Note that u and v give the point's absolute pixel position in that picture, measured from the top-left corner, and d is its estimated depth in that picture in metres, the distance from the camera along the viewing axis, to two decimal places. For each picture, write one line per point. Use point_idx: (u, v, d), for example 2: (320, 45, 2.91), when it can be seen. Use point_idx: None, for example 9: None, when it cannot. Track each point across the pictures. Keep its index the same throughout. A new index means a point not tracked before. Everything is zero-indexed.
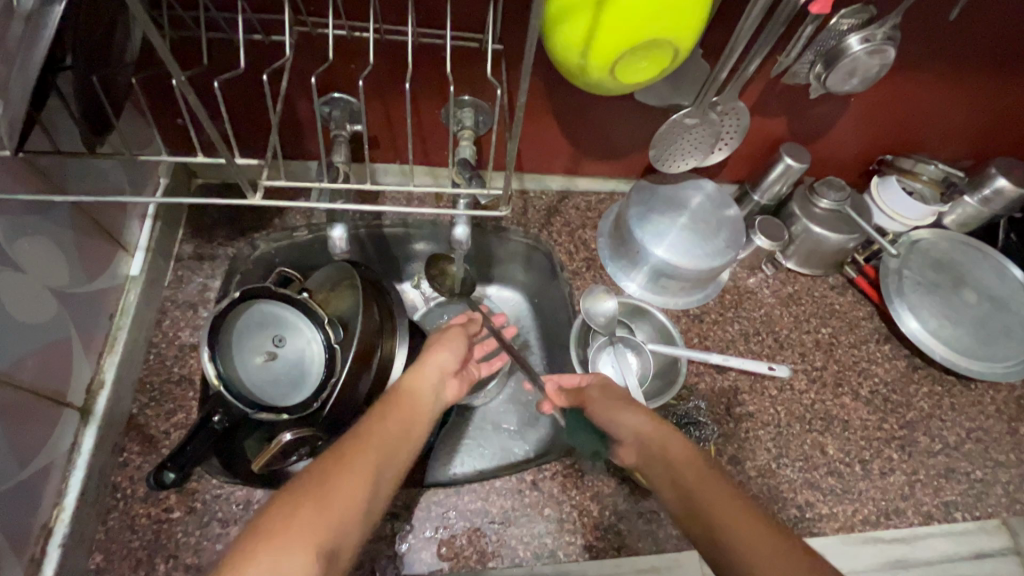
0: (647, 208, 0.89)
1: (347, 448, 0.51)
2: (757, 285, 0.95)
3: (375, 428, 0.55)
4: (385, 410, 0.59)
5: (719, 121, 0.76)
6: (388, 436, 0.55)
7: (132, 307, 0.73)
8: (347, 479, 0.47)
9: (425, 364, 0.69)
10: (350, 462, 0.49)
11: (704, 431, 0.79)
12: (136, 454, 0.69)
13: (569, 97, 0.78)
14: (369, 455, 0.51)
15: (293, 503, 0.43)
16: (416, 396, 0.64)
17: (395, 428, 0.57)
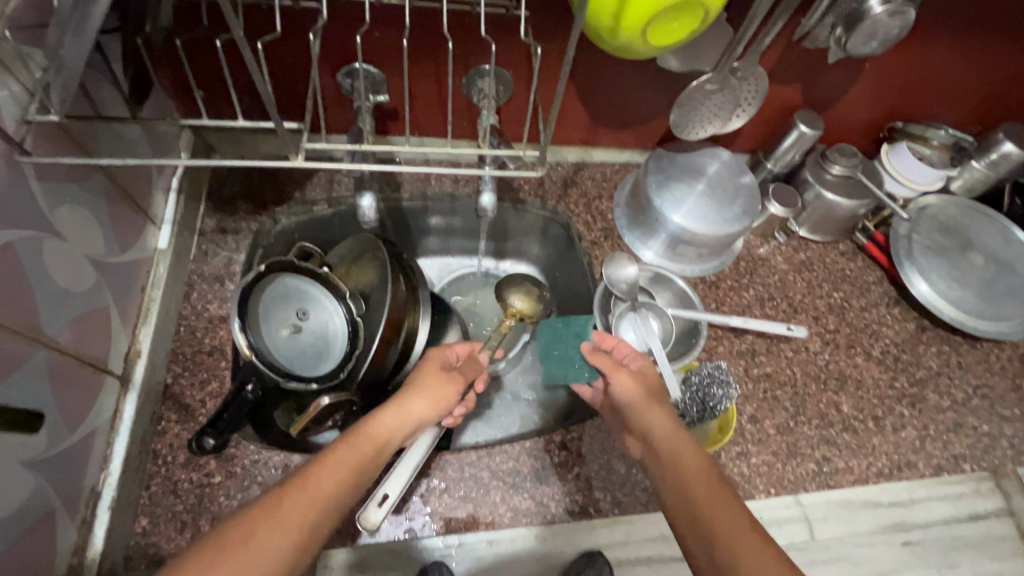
0: (665, 175, 0.90)
1: (289, 499, 0.49)
2: (770, 252, 0.97)
3: (326, 475, 0.52)
4: (346, 450, 0.56)
5: (739, 87, 0.76)
6: (337, 489, 0.52)
7: (163, 279, 0.73)
8: (273, 540, 0.45)
9: (403, 406, 0.63)
10: (286, 518, 0.47)
11: (728, 389, 0.79)
12: (174, 422, 0.70)
13: (590, 65, 0.79)
14: (308, 510, 0.49)
15: (210, 562, 0.42)
16: (379, 440, 0.59)
17: (348, 478, 0.53)
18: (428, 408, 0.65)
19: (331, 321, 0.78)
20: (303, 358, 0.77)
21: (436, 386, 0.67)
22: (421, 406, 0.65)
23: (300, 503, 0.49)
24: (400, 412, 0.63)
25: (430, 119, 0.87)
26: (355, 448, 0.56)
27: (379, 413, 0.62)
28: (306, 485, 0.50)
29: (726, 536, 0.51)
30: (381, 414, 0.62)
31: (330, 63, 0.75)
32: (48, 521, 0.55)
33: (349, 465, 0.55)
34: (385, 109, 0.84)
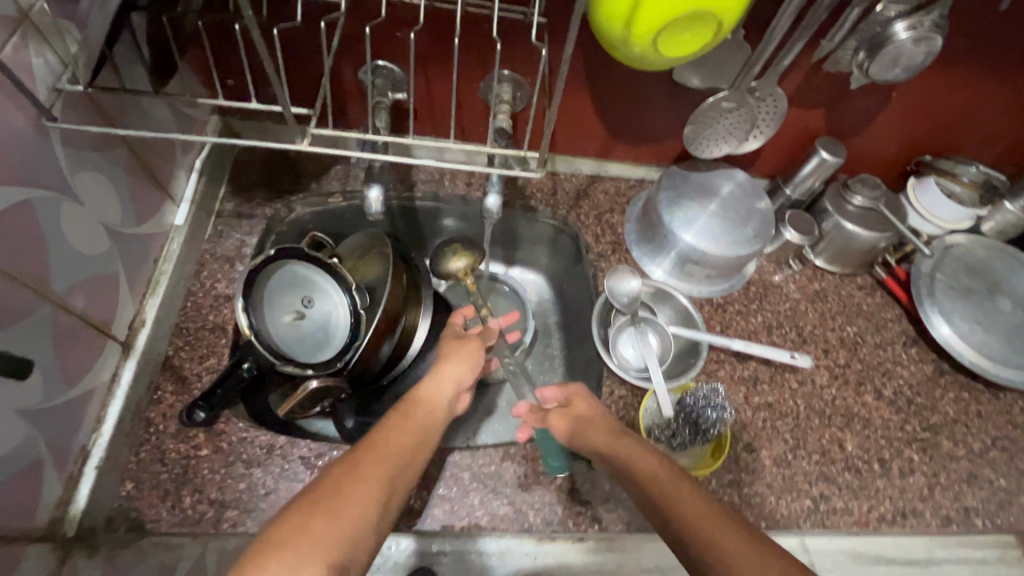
0: (677, 193, 0.89)
1: (360, 458, 0.53)
2: (783, 280, 0.94)
3: (388, 438, 0.57)
4: (399, 418, 0.61)
5: (756, 107, 0.75)
6: (400, 447, 0.57)
7: (175, 254, 0.76)
8: (360, 488, 0.49)
9: (440, 373, 0.70)
10: (362, 471, 0.51)
11: (719, 406, 0.77)
12: (169, 392, 0.72)
13: (606, 77, 0.79)
14: (382, 463, 0.53)
15: (301, 516, 0.45)
16: (428, 407, 0.65)
17: (407, 439, 0.58)
18: (463, 370, 0.72)
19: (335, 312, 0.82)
20: (303, 344, 0.81)
21: (460, 348, 0.74)
22: (457, 369, 0.72)
23: (373, 457, 0.54)
24: (438, 379, 0.69)
25: (447, 122, 0.88)
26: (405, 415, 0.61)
27: (421, 386, 0.68)
28: (372, 446, 0.55)
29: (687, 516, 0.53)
30: (419, 388, 0.67)
31: (353, 60, 0.78)
32: (36, 472, 0.56)
33: (407, 427, 0.60)
34: (403, 110, 0.86)
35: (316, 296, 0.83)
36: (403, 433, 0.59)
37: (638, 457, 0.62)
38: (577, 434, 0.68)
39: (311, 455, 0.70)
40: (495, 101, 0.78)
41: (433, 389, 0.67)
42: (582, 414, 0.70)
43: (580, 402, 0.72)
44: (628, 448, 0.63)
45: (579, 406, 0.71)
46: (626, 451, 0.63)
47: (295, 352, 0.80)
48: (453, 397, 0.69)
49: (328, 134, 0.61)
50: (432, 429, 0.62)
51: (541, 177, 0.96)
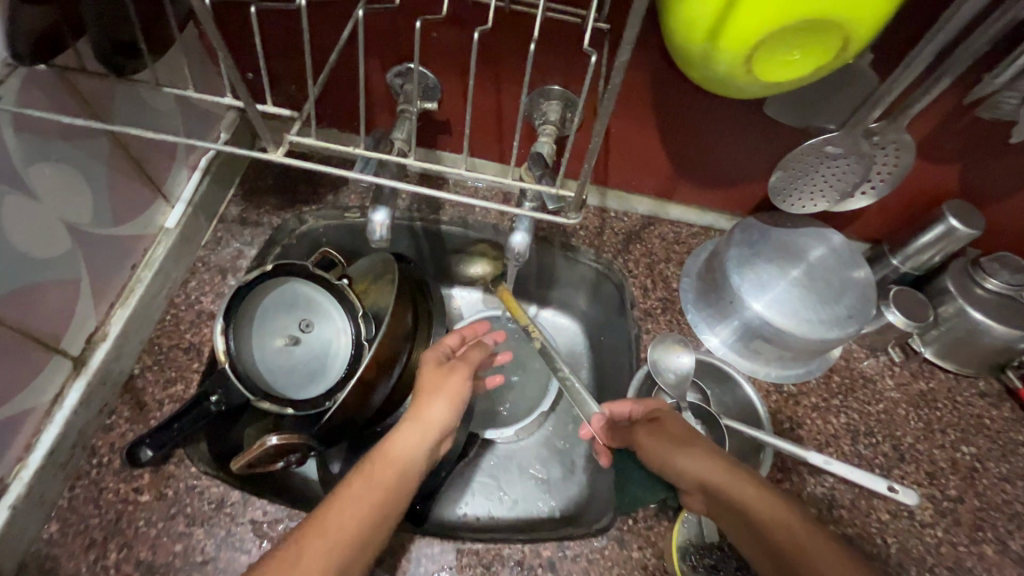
0: (752, 250, 0.72)
1: (302, 546, 0.50)
2: (877, 372, 0.75)
3: (343, 516, 0.53)
4: (361, 483, 0.56)
5: (870, 156, 0.58)
6: (355, 527, 0.53)
7: (158, 261, 0.68)
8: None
9: (418, 420, 0.62)
10: (300, 566, 0.49)
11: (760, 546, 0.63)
12: (123, 419, 0.63)
13: (680, 102, 0.64)
14: (326, 553, 0.50)
15: None
16: (401, 467, 0.59)
17: (366, 508, 0.54)
18: (445, 414, 0.63)
19: (336, 339, 0.73)
20: (292, 376, 0.72)
21: (443, 385, 0.65)
22: (440, 412, 0.63)
23: (319, 544, 0.51)
24: (416, 428, 0.62)
25: (485, 139, 0.76)
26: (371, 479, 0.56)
27: (394, 434, 0.61)
28: (321, 528, 0.52)
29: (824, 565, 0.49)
30: (394, 436, 0.61)
31: (382, 59, 0.67)
32: None
33: (368, 499, 0.55)
34: (436, 121, 0.75)
35: (315, 318, 0.74)
36: (365, 502, 0.55)
37: (754, 500, 0.55)
38: (672, 460, 0.61)
39: (263, 521, 0.59)
40: (539, 121, 0.66)
41: (405, 434, 0.61)
42: (677, 437, 0.63)
43: (673, 424, 0.65)
44: (740, 485, 0.56)
45: (671, 430, 0.65)
46: (735, 486, 0.57)
47: (281, 384, 0.70)
48: (433, 443, 0.63)
49: (307, 143, 0.51)
50: (401, 495, 0.57)
51: (587, 212, 0.82)
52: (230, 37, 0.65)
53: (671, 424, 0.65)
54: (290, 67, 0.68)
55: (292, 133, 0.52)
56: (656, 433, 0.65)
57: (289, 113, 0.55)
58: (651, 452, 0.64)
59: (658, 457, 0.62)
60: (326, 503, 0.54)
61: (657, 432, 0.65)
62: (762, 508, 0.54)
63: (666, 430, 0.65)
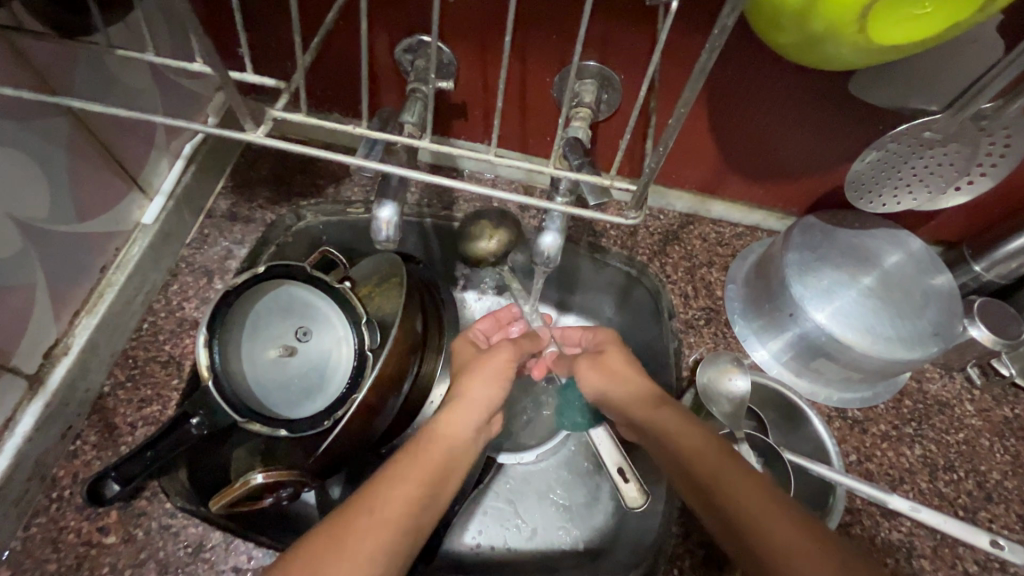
0: (815, 255, 0.62)
1: (351, 522, 0.44)
2: (957, 397, 0.65)
3: (394, 493, 0.47)
4: (408, 460, 0.50)
5: (974, 143, 0.49)
6: (406, 505, 0.47)
7: (133, 261, 0.59)
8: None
9: (465, 400, 0.56)
10: (352, 542, 0.43)
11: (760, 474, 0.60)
12: (90, 445, 0.54)
13: (738, 80, 0.55)
14: (374, 532, 0.44)
15: None
16: (447, 446, 0.53)
17: (418, 488, 0.48)
18: (491, 394, 0.58)
19: (337, 350, 0.65)
20: (286, 393, 0.64)
21: (485, 366, 0.59)
22: (485, 392, 0.57)
23: (368, 517, 0.45)
24: (464, 407, 0.56)
25: (507, 125, 0.67)
26: (420, 456, 0.51)
27: (442, 416, 0.55)
28: (369, 505, 0.46)
29: (737, 503, 0.45)
30: (443, 415, 0.55)
31: (390, 30, 0.58)
32: None
33: (416, 476, 0.49)
34: (450, 104, 0.66)
35: (314, 327, 0.66)
36: (416, 478, 0.49)
37: (679, 432, 0.52)
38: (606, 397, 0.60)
39: (249, 569, 0.51)
40: (571, 103, 0.57)
41: (454, 416, 0.55)
42: (614, 372, 0.60)
43: (632, 381, 0.59)
44: (707, 454, 0.49)
45: (633, 388, 0.58)
46: (695, 451, 0.50)
47: (273, 401, 0.63)
48: (482, 426, 0.57)
49: (295, 120, 0.43)
50: (451, 476, 0.52)
51: None
52: (215, 4, 0.57)
53: (634, 378, 0.59)
54: (285, 41, 0.59)
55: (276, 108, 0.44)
56: (594, 362, 0.62)
57: (275, 82, 0.47)
58: (594, 384, 0.61)
59: (598, 390, 0.61)
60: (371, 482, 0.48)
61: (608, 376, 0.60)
62: (722, 476, 0.47)
63: (606, 362, 0.61)
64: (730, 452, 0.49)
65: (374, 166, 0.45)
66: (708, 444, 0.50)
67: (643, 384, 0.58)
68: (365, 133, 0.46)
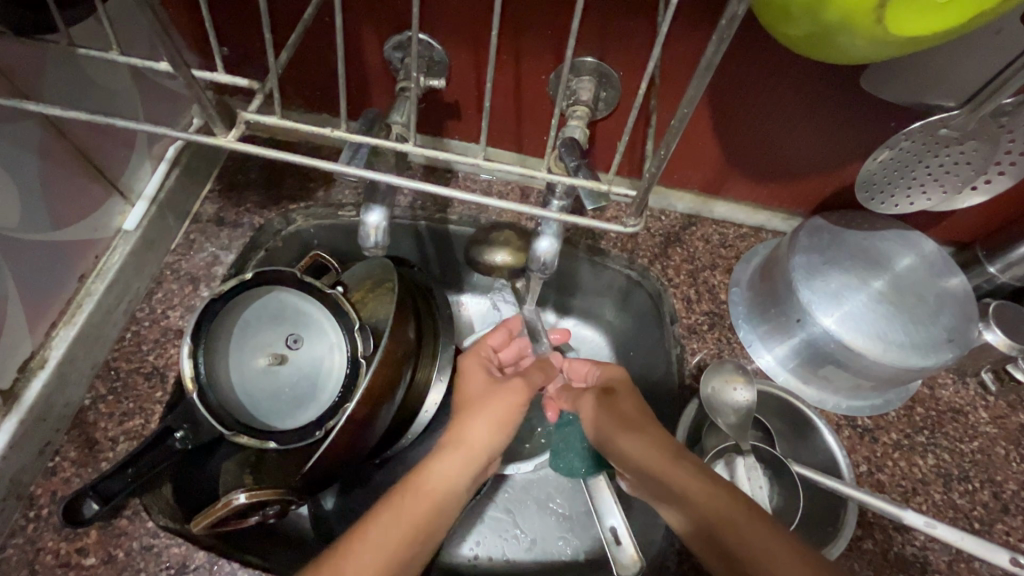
0: (823, 258, 0.60)
1: None
2: (972, 403, 0.62)
3: (366, 554, 0.45)
4: (390, 515, 0.48)
5: (994, 140, 0.46)
6: (376, 570, 0.45)
7: (113, 269, 0.57)
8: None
9: (462, 444, 0.53)
10: None
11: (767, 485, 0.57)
12: (69, 462, 0.52)
13: (743, 75, 0.53)
14: None
15: None
16: (432, 503, 0.50)
17: (393, 549, 0.46)
18: (488, 438, 0.54)
19: (328, 359, 0.63)
20: (275, 402, 0.62)
21: (487, 402, 0.56)
22: (483, 432, 0.54)
23: None
24: (460, 454, 0.53)
25: (501, 124, 0.64)
26: (401, 513, 0.48)
27: (431, 463, 0.52)
28: (337, 566, 0.45)
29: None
30: (435, 459, 0.52)
31: (378, 27, 0.56)
32: None
33: (394, 537, 0.47)
34: (443, 104, 0.63)
35: (305, 334, 0.64)
36: (393, 539, 0.47)
37: (696, 489, 0.49)
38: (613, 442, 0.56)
39: None
40: (568, 101, 0.55)
41: (446, 461, 0.52)
42: (622, 414, 0.56)
43: (648, 433, 0.54)
44: (740, 520, 0.47)
45: (643, 440, 0.54)
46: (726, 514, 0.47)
47: (262, 411, 0.61)
48: (477, 473, 0.54)
49: (270, 123, 0.43)
50: (433, 531, 0.49)
51: None
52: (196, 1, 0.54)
53: (646, 427, 0.55)
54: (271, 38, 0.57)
55: (249, 110, 0.42)
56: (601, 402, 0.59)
57: (247, 82, 0.46)
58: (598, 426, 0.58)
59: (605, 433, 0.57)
60: (348, 534, 0.47)
61: (619, 424, 0.56)
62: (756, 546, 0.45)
63: (616, 405, 0.58)
64: (756, 514, 0.47)
65: (359, 172, 0.44)
66: (736, 505, 0.48)
67: (657, 435, 0.54)
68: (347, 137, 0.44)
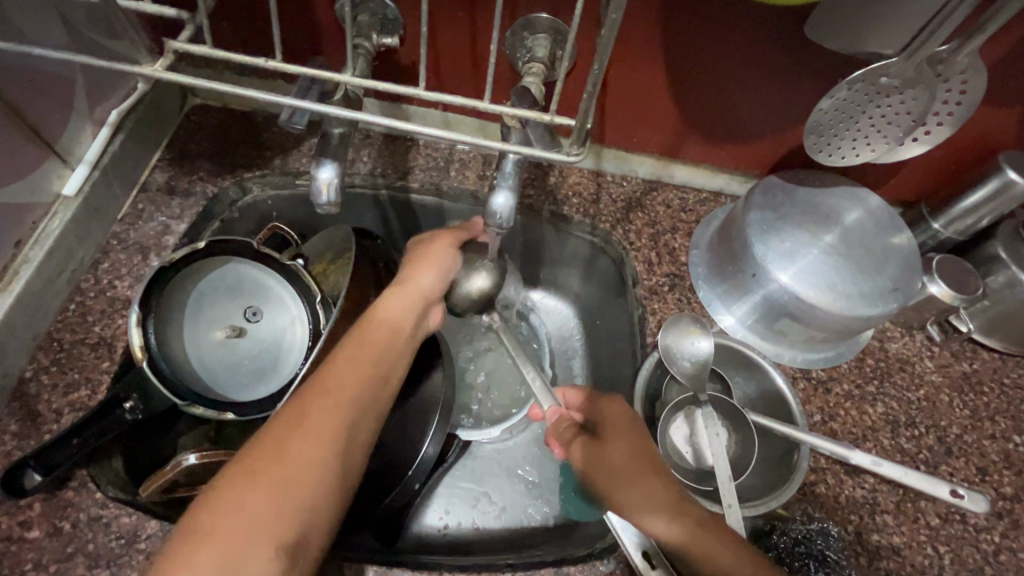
0: (776, 215, 0.61)
1: (307, 399, 0.44)
2: (917, 354, 0.65)
3: (342, 375, 0.45)
4: (355, 343, 0.48)
5: (932, 87, 0.48)
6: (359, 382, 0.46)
7: (53, 237, 0.55)
8: (309, 448, 0.41)
9: (412, 284, 0.53)
10: (309, 422, 0.42)
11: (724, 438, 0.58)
12: (10, 435, 0.50)
13: (695, 31, 0.53)
14: (330, 413, 0.43)
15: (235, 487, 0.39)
16: (391, 339, 0.49)
17: (372, 359, 0.47)
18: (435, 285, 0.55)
19: (289, 329, 0.61)
20: (235, 376, 0.60)
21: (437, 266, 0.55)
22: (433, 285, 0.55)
23: (321, 406, 0.43)
24: (407, 294, 0.53)
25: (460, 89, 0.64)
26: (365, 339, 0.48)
27: (381, 303, 0.51)
28: (321, 386, 0.44)
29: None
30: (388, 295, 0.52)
31: None
32: None
33: (368, 355, 0.47)
34: (398, 65, 0.62)
35: (265, 306, 0.62)
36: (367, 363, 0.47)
37: (667, 493, 0.49)
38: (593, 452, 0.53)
39: None
40: (524, 58, 0.55)
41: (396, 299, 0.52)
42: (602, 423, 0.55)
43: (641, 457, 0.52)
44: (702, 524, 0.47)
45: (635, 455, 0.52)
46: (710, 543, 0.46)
47: (220, 383, 0.59)
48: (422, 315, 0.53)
49: (198, 54, 0.44)
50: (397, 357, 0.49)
51: (581, 175, 0.70)
52: None
53: (624, 433, 0.53)
54: None
55: (179, 44, 0.43)
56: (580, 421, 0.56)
57: (175, 14, 0.48)
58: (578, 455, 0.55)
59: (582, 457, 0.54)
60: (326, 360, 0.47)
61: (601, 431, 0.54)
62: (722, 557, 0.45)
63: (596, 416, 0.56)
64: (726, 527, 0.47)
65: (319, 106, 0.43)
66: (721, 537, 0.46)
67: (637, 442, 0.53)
68: (293, 69, 0.43)
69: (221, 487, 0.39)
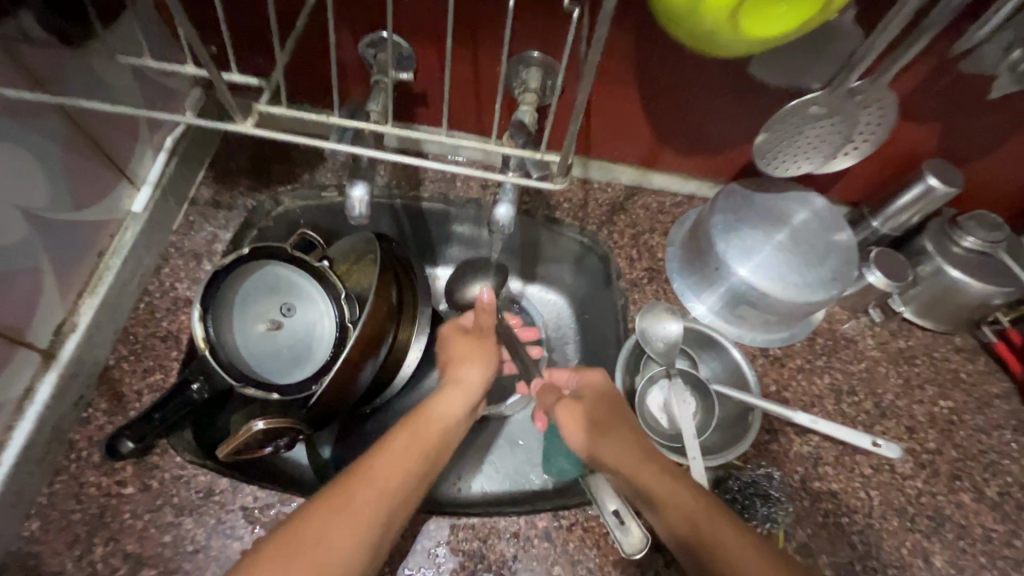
0: (737, 217, 0.72)
1: (356, 486, 0.50)
2: (859, 332, 0.76)
3: (383, 466, 0.52)
4: (404, 434, 0.57)
5: (853, 114, 0.59)
6: (401, 484, 0.52)
7: (126, 247, 0.65)
8: (347, 530, 0.47)
9: (461, 385, 0.65)
10: (354, 505, 0.48)
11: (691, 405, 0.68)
12: (101, 412, 0.61)
13: (662, 64, 0.63)
14: (371, 501, 0.49)
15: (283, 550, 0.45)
16: (418, 438, 0.57)
17: (414, 455, 0.55)
18: (479, 377, 0.66)
19: (320, 322, 0.70)
20: (276, 363, 0.69)
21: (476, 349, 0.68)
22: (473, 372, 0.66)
23: (365, 492, 0.50)
24: (457, 390, 0.64)
25: (466, 111, 0.74)
26: (416, 434, 0.57)
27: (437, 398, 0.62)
28: (367, 474, 0.51)
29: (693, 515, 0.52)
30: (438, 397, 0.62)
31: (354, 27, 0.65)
32: None
33: (414, 451, 0.55)
34: (411, 92, 0.73)
35: (298, 302, 0.70)
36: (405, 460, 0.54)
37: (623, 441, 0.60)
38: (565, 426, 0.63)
39: (255, 507, 0.58)
40: (519, 89, 0.65)
41: (446, 398, 0.62)
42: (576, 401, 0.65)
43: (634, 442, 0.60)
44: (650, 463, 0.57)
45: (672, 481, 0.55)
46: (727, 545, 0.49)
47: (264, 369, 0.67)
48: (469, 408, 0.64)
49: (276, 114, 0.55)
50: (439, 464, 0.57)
51: (571, 183, 0.80)
52: None
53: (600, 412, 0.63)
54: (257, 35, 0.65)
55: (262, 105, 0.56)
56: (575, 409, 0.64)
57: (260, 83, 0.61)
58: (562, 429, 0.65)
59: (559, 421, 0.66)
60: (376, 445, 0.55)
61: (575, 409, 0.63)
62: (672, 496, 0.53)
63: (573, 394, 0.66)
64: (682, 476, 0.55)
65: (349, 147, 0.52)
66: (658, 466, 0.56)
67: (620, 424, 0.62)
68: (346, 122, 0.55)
69: (268, 558, 0.44)
